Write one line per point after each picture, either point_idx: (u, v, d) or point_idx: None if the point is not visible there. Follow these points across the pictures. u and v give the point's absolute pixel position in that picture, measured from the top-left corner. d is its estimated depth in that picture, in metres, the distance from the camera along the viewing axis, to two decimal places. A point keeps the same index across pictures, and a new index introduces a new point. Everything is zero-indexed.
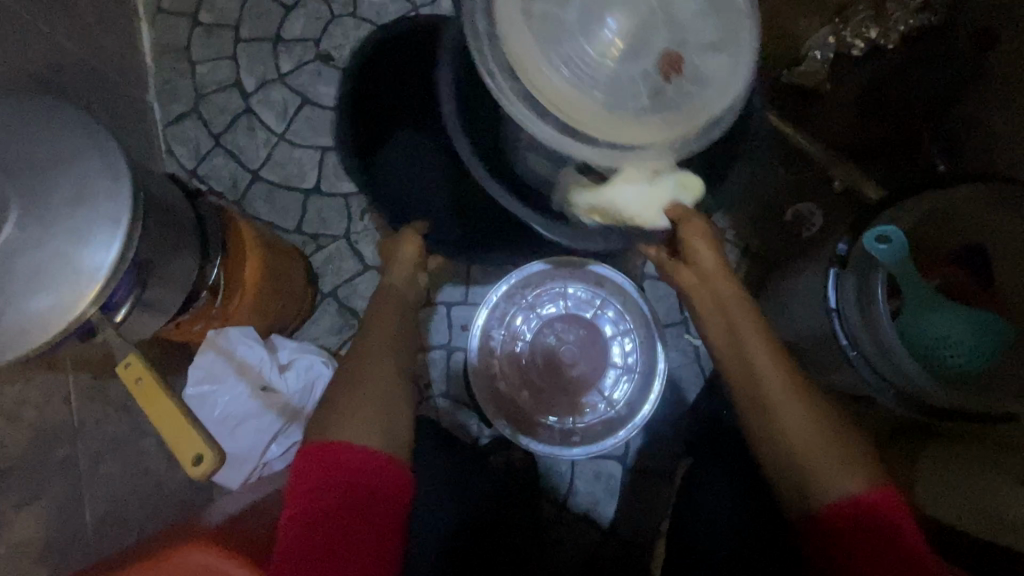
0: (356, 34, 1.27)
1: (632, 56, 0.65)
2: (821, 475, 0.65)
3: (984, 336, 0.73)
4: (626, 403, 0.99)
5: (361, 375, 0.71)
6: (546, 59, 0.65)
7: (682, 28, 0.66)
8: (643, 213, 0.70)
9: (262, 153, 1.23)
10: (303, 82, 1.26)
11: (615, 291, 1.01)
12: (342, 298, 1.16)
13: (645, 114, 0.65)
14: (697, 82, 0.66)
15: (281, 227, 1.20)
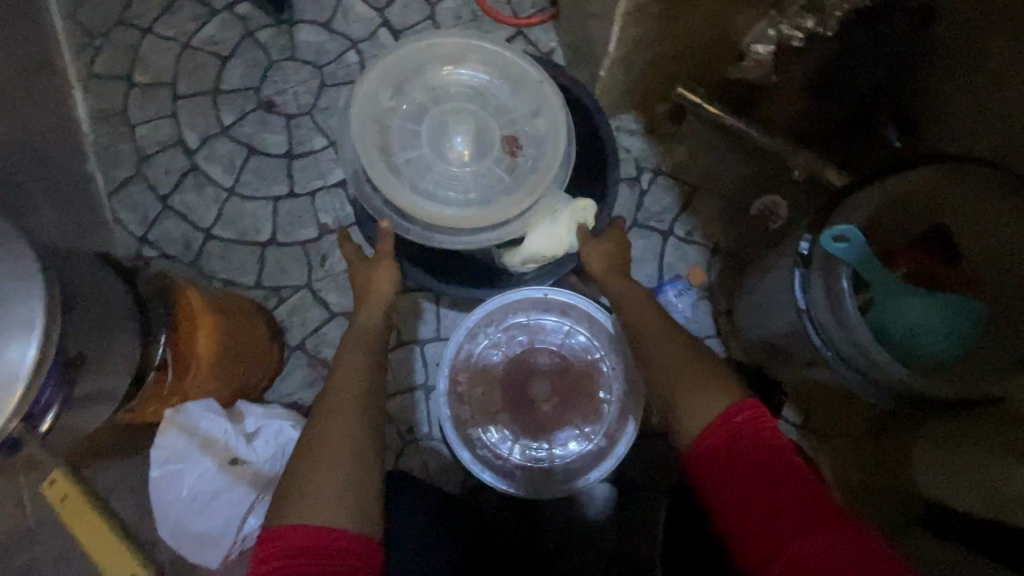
0: (297, 76, 1.25)
1: (482, 157, 0.92)
2: (690, 397, 0.69)
3: (960, 318, 0.73)
4: (605, 434, 0.97)
5: (325, 437, 0.67)
6: (425, 188, 0.89)
7: (507, 119, 0.92)
8: (558, 246, 0.91)
9: (213, 210, 1.19)
10: (248, 131, 1.23)
11: (581, 316, 1.00)
12: (312, 349, 1.13)
13: (510, 188, 0.90)
14: (534, 144, 0.91)
15: (241, 284, 1.17)
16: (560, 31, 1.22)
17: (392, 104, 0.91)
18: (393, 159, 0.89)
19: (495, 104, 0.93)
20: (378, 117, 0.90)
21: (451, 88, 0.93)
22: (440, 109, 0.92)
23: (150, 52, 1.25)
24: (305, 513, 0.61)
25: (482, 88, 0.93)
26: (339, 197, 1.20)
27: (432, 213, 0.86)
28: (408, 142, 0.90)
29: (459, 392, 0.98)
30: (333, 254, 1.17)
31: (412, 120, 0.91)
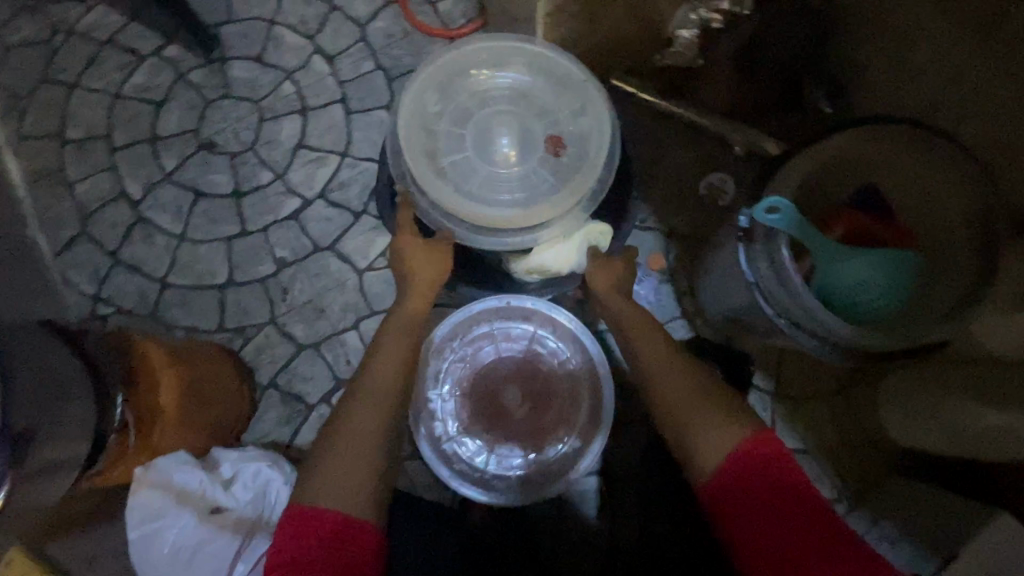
0: (235, 113, 1.24)
1: (527, 158, 0.85)
2: (706, 434, 0.69)
3: (892, 270, 0.78)
4: (578, 438, 0.99)
5: (356, 432, 0.72)
6: (470, 192, 0.83)
7: (551, 118, 0.86)
8: (564, 264, 0.89)
9: (166, 258, 1.17)
10: (192, 174, 1.21)
11: (545, 321, 1.01)
12: (284, 385, 1.12)
13: (555, 188, 0.83)
14: (579, 144, 0.85)
15: (204, 329, 1.15)
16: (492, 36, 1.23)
17: (436, 107, 0.85)
18: (436, 163, 0.84)
19: (538, 104, 0.87)
20: (420, 121, 0.84)
21: (493, 91, 0.87)
22: (481, 110, 0.86)
23: (79, 106, 1.22)
24: (336, 506, 0.67)
25: (524, 87, 0.87)
26: (294, 230, 1.19)
27: (479, 214, 0.81)
28: (450, 145, 0.85)
29: (433, 408, 0.99)
30: (294, 287, 1.16)
31: (454, 123, 0.86)
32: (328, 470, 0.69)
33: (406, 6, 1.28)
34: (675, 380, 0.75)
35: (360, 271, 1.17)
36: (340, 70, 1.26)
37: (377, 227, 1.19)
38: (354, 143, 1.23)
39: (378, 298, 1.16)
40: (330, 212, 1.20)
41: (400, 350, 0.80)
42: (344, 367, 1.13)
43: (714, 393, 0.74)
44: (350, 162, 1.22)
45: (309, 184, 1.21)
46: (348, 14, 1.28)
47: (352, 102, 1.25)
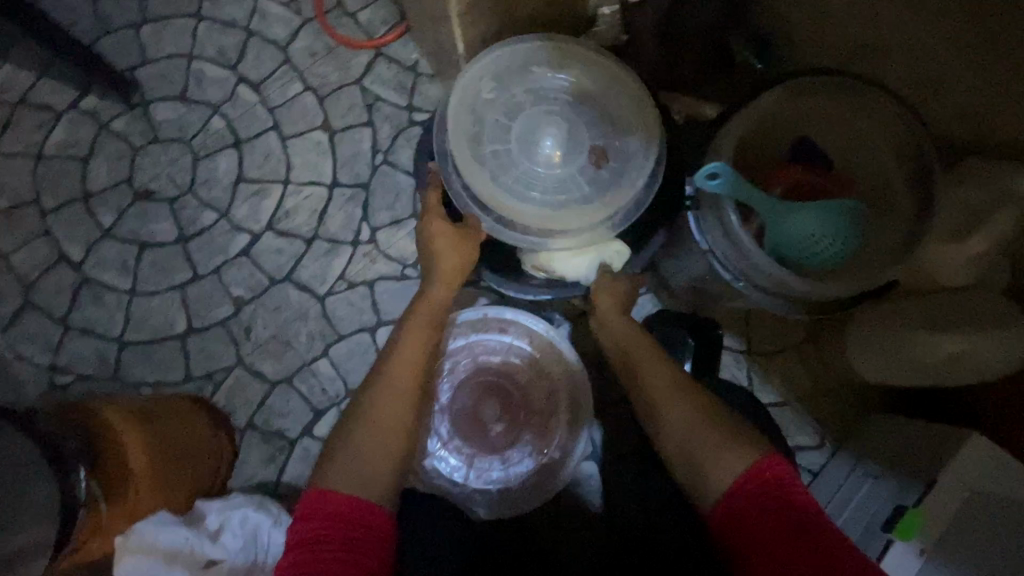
0: (167, 157, 1.21)
1: (569, 165, 0.86)
2: (714, 457, 0.68)
3: (842, 223, 0.79)
4: (559, 446, 1.00)
5: (382, 419, 0.73)
6: (506, 183, 0.84)
7: (600, 129, 0.87)
8: (571, 271, 0.89)
9: (119, 316, 1.14)
10: (132, 226, 1.18)
11: (521, 330, 1.02)
12: (263, 424, 1.11)
13: (590, 198, 0.85)
14: (622, 161, 0.86)
15: (170, 381, 1.12)
16: (417, 41, 1.22)
17: (490, 96, 0.87)
18: (479, 147, 0.85)
19: (591, 110, 0.88)
20: (472, 103, 0.86)
21: (548, 91, 0.88)
22: (532, 110, 0.87)
23: (2, 174, 1.18)
24: (354, 490, 0.67)
25: (581, 94, 0.88)
26: (247, 266, 1.17)
27: (510, 208, 0.83)
28: (494, 134, 0.86)
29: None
30: (257, 325, 1.14)
31: (505, 115, 0.87)
32: (352, 458, 0.69)
33: (326, 22, 1.25)
34: (678, 405, 0.74)
35: (321, 297, 1.15)
36: (268, 96, 1.24)
37: (332, 251, 1.17)
38: (294, 169, 1.21)
39: (343, 322, 1.14)
40: (281, 243, 1.18)
41: (401, 387, 0.75)
42: (320, 396, 1.12)
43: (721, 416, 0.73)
44: (293, 188, 1.20)
45: (255, 218, 1.19)
46: (268, 38, 1.25)
47: (286, 127, 1.23)
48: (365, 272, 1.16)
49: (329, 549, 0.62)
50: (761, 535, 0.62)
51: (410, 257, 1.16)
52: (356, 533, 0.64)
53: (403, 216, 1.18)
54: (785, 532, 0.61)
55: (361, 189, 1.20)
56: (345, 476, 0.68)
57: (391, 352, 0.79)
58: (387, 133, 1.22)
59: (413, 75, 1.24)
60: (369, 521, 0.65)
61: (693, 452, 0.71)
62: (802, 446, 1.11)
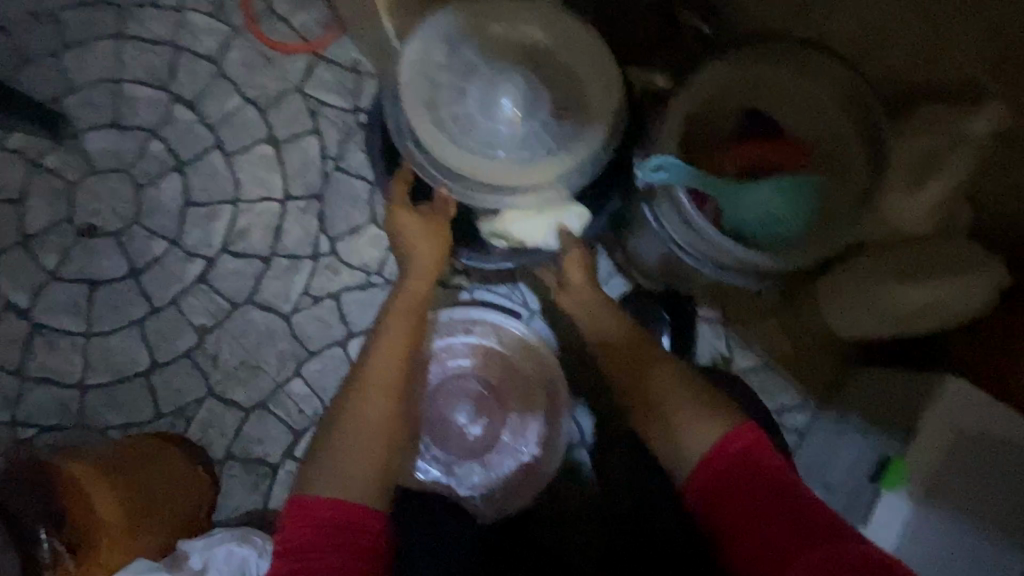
0: (107, 188, 1.15)
1: (530, 122, 0.80)
2: (694, 426, 0.68)
3: (797, 192, 0.80)
4: (539, 444, 0.98)
5: (363, 415, 0.70)
6: (466, 147, 0.79)
7: (561, 80, 0.80)
8: (528, 237, 0.83)
9: (78, 360, 1.10)
10: (79, 265, 1.12)
11: (488, 328, 1.01)
12: (242, 452, 1.08)
13: (555, 153, 0.79)
14: (586, 112, 0.80)
15: (140, 421, 1.09)
16: (356, 40, 1.17)
17: (441, 57, 0.78)
18: (434, 111, 0.78)
19: (550, 61, 0.80)
20: (422, 65, 0.78)
21: (504, 47, 0.80)
22: (487, 66, 0.80)
23: None
24: (340, 490, 0.64)
25: (537, 46, 0.80)
26: (206, 293, 1.12)
27: (475, 172, 0.78)
28: (450, 96, 0.79)
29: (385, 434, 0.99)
30: (224, 351, 1.11)
31: (458, 76, 0.79)
32: (337, 455, 0.67)
33: (258, 29, 1.19)
34: (661, 380, 0.74)
35: (287, 315, 1.12)
36: (206, 113, 1.18)
37: (292, 266, 1.13)
38: (243, 186, 1.16)
39: (312, 338, 1.11)
40: (239, 264, 1.14)
41: (381, 393, 0.72)
42: (298, 417, 1.09)
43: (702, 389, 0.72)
44: (244, 207, 1.16)
45: (208, 242, 1.14)
46: (198, 52, 1.19)
47: (229, 143, 1.18)
48: (329, 284, 1.13)
49: (308, 559, 0.59)
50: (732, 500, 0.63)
51: (373, 265, 1.13)
52: (334, 536, 0.61)
53: (361, 223, 1.14)
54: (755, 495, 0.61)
55: (315, 199, 1.16)
56: (329, 478, 0.65)
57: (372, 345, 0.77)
58: (335, 139, 1.18)
59: (355, 75, 1.19)
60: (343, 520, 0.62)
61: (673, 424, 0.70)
62: (784, 406, 1.11)
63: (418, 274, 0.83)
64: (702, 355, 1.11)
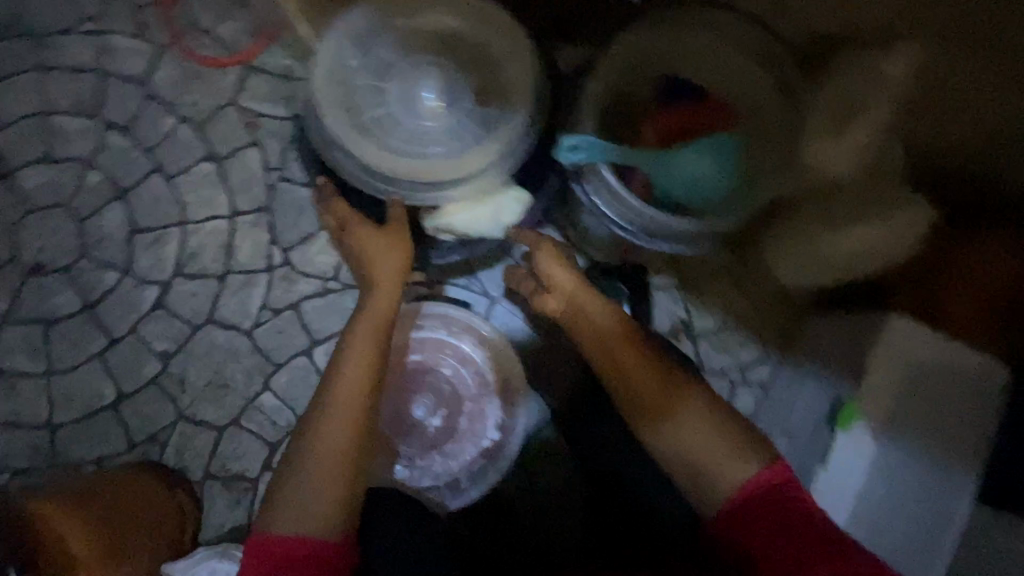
0: (49, 226, 1.13)
1: (453, 112, 0.81)
2: (721, 461, 0.66)
3: (721, 154, 0.83)
4: (498, 426, 1.01)
5: (323, 451, 0.66)
6: (395, 146, 0.80)
7: (477, 66, 0.81)
8: (473, 227, 0.84)
9: (42, 401, 1.09)
10: (30, 306, 1.11)
11: (436, 323, 1.02)
12: (220, 471, 1.09)
13: (482, 138, 0.80)
14: (506, 92, 0.80)
15: (114, 453, 1.09)
16: (284, 46, 1.14)
17: (355, 62, 0.79)
18: (356, 117, 0.79)
19: (463, 49, 0.81)
20: (338, 75, 0.79)
21: (416, 42, 0.81)
22: (402, 64, 0.81)
23: None
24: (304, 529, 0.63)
25: (449, 35, 0.81)
26: (164, 318, 1.12)
27: (405, 170, 0.79)
28: (370, 100, 0.80)
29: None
30: (189, 375, 1.11)
31: (375, 78, 0.80)
32: (297, 495, 0.64)
33: (183, 45, 1.16)
34: (671, 398, 0.70)
35: (248, 331, 1.12)
36: (141, 137, 1.16)
37: (247, 282, 1.13)
38: (189, 208, 1.15)
39: (277, 351, 1.11)
40: (194, 286, 1.13)
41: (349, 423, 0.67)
42: (271, 430, 1.10)
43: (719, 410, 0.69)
44: (192, 228, 1.14)
45: (159, 267, 1.13)
46: (125, 76, 1.16)
47: (168, 166, 1.15)
48: (286, 295, 1.12)
49: None
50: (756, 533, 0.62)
51: (329, 270, 1.13)
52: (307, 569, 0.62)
53: (312, 230, 1.14)
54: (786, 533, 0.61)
55: (262, 212, 1.14)
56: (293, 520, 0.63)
57: (331, 369, 0.72)
58: (276, 149, 1.15)
59: (288, 81, 1.16)
60: (293, 550, 0.62)
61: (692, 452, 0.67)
62: (746, 363, 1.13)
63: (381, 291, 0.76)
64: (661, 321, 1.13)
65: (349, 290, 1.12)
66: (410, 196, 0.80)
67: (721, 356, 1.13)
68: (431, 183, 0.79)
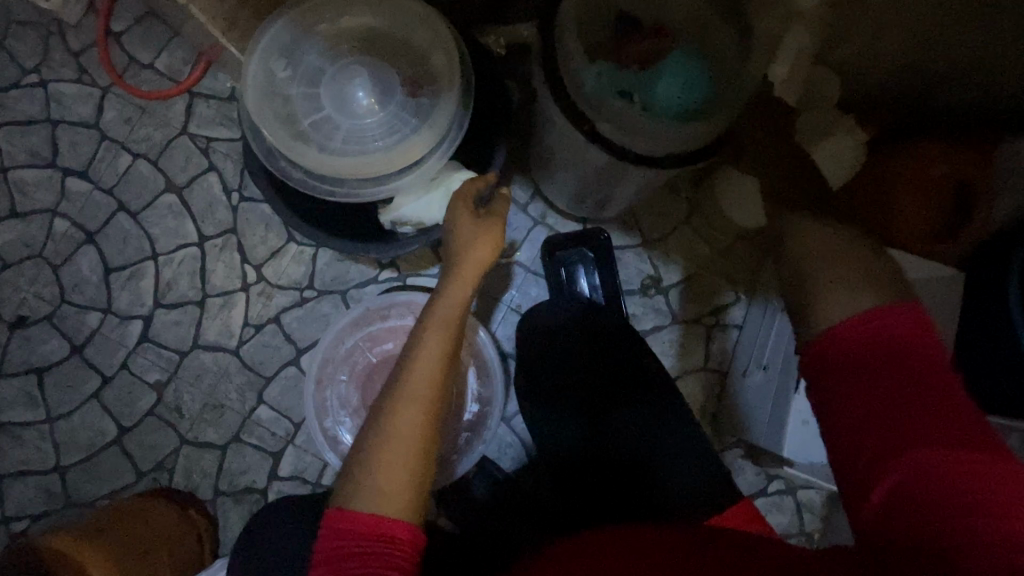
0: (26, 278, 1.16)
1: (386, 106, 0.84)
2: (834, 296, 0.68)
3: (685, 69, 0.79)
4: (476, 401, 1.09)
5: (403, 434, 0.66)
6: (335, 147, 0.83)
7: (403, 59, 0.85)
8: (427, 216, 0.91)
9: (49, 446, 1.14)
10: (21, 359, 1.15)
11: (403, 312, 1.11)
12: (229, 488, 1.13)
13: (417, 127, 0.83)
14: (434, 81, 0.84)
15: (124, 485, 1.13)
16: (223, 68, 1.14)
17: (285, 73, 0.83)
18: (293, 126, 0.83)
19: (388, 47, 0.85)
20: (271, 89, 0.82)
21: (340, 44, 0.84)
22: (331, 67, 0.83)
23: None
24: (370, 506, 0.62)
25: (375, 35, 0.85)
26: (152, 350, 1.15)
27: (347, 169, 0.81)
28: (305, 107, 0.83)
29: (336, 434, 1.09)
30: (185, 400, 1.14)
31: (307, 86, 0.84)
32: (374, 472, 0.64)
33: (126, 82, 1.17)
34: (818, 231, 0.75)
35: (235, 349, 1.15)
36: (100, 178, 1.17)
37: (226, 303, 1.15)
38: (158, 240, 1.17)
39: (265, 364, 1.15)
40: (175, 314, 1.16)
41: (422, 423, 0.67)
42: (272, 440, 1.14)
43: (857, 252, 0.73)
44: (165, 258, 1.16)
45: (139, 301, 1.16)
46: (74, 121, 1.18)
47: (131, 203, 1.17)
48: (266, 309, 1.15)
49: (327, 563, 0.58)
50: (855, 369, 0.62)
51: (303, 280, 1.15)
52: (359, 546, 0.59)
53: (280, 244, 1.15)
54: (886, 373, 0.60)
55: (229, 234, 1.16)
56: (379, 497, 0.62)
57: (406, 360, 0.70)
58: (233, 170, 1.17)
59: (234, 103, 1.17)
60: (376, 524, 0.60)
61: (815, 287, 0.71)
62: (721, 306, 1.15)
63: (456, 279, 0.73)
64: (632, 279, 1.15)
65: (325, 296, 1.15)
66: (357, 193, 0.84)
67: (695, 304, 1.15)
68: (374, 178, 0.82)
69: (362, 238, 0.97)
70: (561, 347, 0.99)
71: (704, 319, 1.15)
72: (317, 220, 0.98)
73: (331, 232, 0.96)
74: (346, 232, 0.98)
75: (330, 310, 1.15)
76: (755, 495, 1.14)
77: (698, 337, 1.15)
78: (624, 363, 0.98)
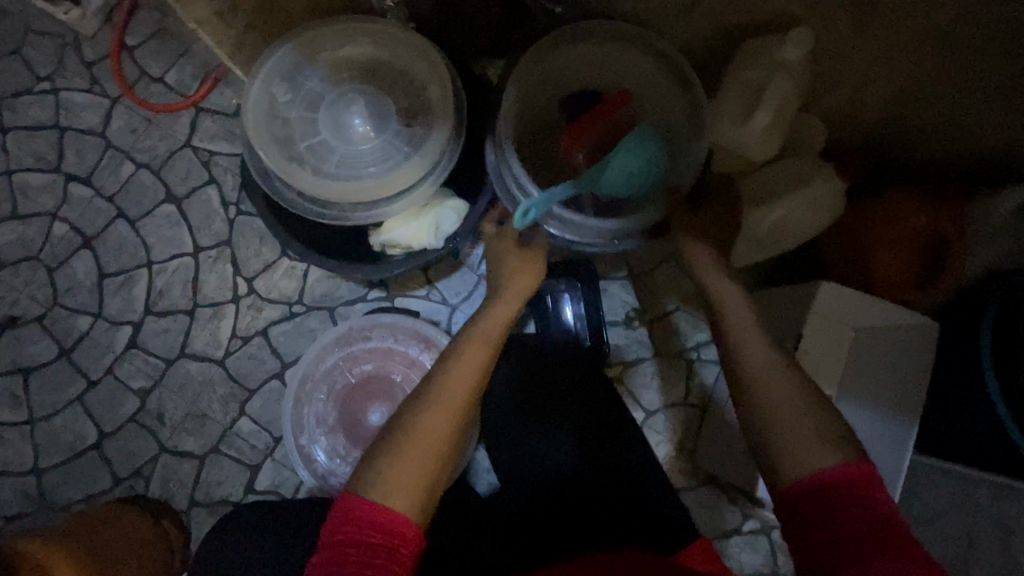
0: (22, 279, 1.18)
1: (382, 134, 0.87)
2: (790, 450, 0.65)
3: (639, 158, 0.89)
4: None
5: (439, 427, 0.67)
6: (330, 172, 0.86)
7: (400, 90, 0.88)
8: (416, 240, 0.93)
9: (28, 447, 1.14)
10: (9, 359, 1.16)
11: (386, 332, 1.12)
12: (203, 499, 1.13)
13: (409, 156, 0.86)
14: (428, 113, 0.87)
15: (99, 491, 1.14)
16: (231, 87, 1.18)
17: (286, 98, 0.86)
18: (291, 148, 0.86)
19: (387, 77, 0.89)
20: (271, 112, 0.86)
21: (341, 72, 0.88)
22: (331, 94, 0.87)
23: None
24: (393, 491, 0.63)
25: (375, 64, 0.88)
26: (139, 357, 1.16)
27: (339, 192, 0.84)
28: (303, 131, 0.87)
29: (312, 452, 1.10)
30: (168, 408, 1.15)
31: (306, 110, 0.87)
32: (406, 455, 0.65)
33: (135, 94, 1.20)
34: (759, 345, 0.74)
35: (221, 360, 1.16)
36: (102, 185, 1.20)
37: (216, 314, 1.17)
38: (153, 248, 1.19)
39: (250, 377, 1.16)
40: (164, 323, 1.17)
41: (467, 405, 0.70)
42: (251, 453, 1.14)
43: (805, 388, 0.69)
44: (159, 267, 1.18)
45: (130, 308, 1.17)
46: (82, 129, 1.21)
47: (130, 210, 1.19)
48: (255, 322, 1.17)
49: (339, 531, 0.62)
50: (809, 520, 0.61)
51: (293, 295, 1.17)
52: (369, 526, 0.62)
53: (273, 258, 1.17)
54: (839, 519, 0.60)
55: (223, 245, 1.18)
56: (399, 486, 0.64)
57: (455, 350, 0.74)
58: (233, 184, 1.19)
59: (239, 120, 1.20)
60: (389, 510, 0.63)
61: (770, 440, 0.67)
62: (700, 342, 1.16)
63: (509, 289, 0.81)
64: (614, 311, 1.16)
65: (314, 312, 1.16)
66: (347, 215, 0.86)
67: (676, 339, 1.16)
68: (365, 202, 0.85)
69: (351, 260, 0.99)
70: (540, 377, 1.00)
71: (686, 353, 1.16)
72: (308, 238, 1.00)
73: (326, 253, 0.99)
74: (334, 251, 1.01)
75: (318, 326, 1.16)
76: (729, 534, 1.14)
77: (678, 370, 1.16)
78: (603, 398, 0.98)
